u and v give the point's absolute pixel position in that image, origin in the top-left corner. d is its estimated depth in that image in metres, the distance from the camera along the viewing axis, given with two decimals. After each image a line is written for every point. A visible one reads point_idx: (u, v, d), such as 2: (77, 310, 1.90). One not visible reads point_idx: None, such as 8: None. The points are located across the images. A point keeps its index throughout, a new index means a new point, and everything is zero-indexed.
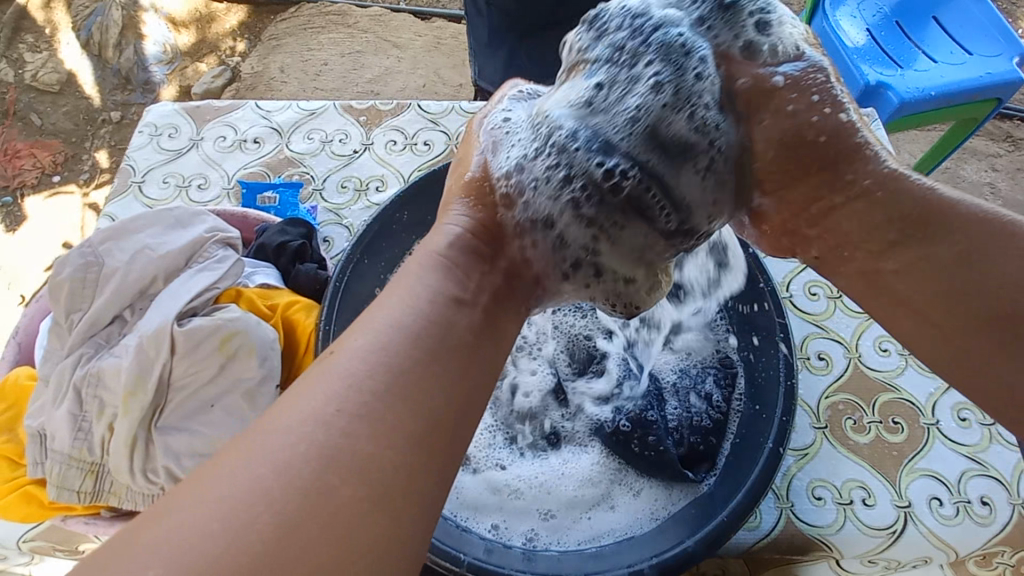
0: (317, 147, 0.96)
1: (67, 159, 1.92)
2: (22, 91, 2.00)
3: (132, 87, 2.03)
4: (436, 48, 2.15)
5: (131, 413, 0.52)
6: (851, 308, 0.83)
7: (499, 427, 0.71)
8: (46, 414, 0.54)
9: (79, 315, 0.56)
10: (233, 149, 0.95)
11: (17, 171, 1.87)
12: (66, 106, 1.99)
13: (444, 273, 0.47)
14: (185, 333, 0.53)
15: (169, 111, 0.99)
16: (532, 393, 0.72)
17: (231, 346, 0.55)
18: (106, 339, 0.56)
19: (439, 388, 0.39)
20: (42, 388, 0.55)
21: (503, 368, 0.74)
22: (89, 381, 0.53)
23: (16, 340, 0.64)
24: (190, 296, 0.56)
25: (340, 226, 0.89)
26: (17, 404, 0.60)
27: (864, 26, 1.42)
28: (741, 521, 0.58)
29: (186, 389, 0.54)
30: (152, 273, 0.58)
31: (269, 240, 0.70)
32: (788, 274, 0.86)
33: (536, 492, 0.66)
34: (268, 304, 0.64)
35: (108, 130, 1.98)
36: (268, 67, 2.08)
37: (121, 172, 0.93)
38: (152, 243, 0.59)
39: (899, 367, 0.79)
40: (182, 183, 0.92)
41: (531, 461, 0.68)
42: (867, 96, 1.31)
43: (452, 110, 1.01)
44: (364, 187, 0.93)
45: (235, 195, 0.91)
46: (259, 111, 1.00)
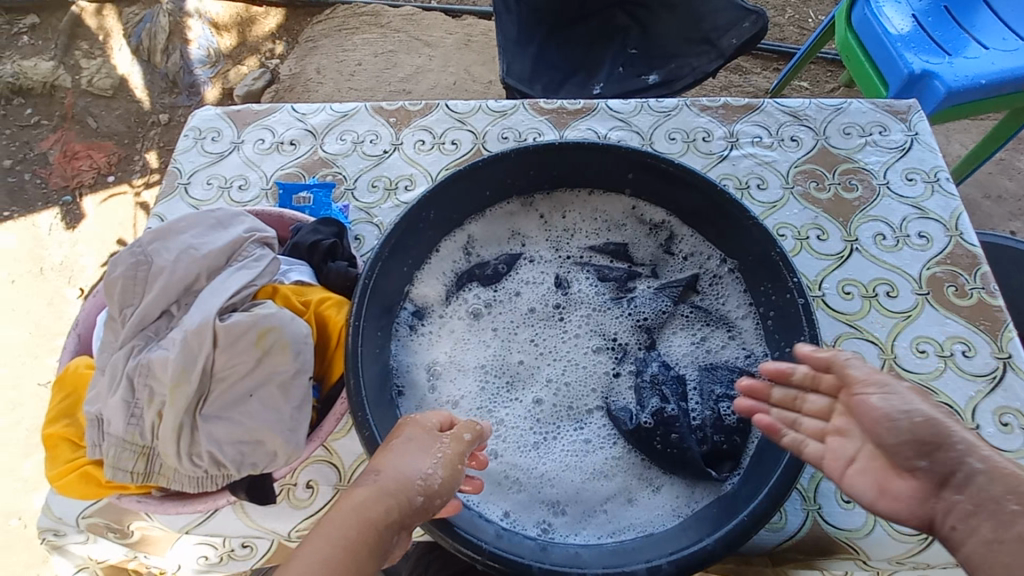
0: (350, 147, 1.00)
1: (120, 160, 2.03)
2: (78, 95, 2.11)
3: (179, 90, 2.13)
4: (467, 46, 2.17)
5: (177, 401, 0.55)
6: (887, 308, 0.81)
7: (516, 415, 0.72)
8: (102, 400, 0.58)
9: (131, 309, 0.60)
10: (271, 151, 1.00)
11: (76, 172, 2.00)
12: (119, 109, 2.11)
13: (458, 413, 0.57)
14: (226, 328, 0.57)
15: (212, 116, 1.04)
16: (549, 384, 0.74)
17: (267, 341, 0.58)
18: (155, 333, 0.59)
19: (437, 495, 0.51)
20: (99, 377, 0.59)
21: (522, 358, 0.76)
22: (141, 371, 0.57)
23: (76, 331, 0.69)
24: (230, 292, 0.60)
25: (370, 225, 0.92)
26: (77, 390, 0.65)
27: (908, 12, 1.35)
28: (762, 523, 0.55)
29: (226, 381, 0.57)
30: (196, 271, 0.61)
31: (303, 239, 0.73)
32: (820, 272, 0.84)
33: (551, 482, 0.68)
34: (301, 300, 0.67)
35: (157, 131, 2.08)
36: (305, 68, 2.14)
37: (169, 174, 0.98)
38: (195, 242, 0.62)
39: (938, 370, 0.77)
40: (225, 184, 0.96)
41: (546, 452, 0.70)
42: (911, 86, 1.25)
43: (479, 109, 1.03)
44: (394, 186, 0.96)
45: (272, 196, 0.95)
46: (295, 114, 1.04)
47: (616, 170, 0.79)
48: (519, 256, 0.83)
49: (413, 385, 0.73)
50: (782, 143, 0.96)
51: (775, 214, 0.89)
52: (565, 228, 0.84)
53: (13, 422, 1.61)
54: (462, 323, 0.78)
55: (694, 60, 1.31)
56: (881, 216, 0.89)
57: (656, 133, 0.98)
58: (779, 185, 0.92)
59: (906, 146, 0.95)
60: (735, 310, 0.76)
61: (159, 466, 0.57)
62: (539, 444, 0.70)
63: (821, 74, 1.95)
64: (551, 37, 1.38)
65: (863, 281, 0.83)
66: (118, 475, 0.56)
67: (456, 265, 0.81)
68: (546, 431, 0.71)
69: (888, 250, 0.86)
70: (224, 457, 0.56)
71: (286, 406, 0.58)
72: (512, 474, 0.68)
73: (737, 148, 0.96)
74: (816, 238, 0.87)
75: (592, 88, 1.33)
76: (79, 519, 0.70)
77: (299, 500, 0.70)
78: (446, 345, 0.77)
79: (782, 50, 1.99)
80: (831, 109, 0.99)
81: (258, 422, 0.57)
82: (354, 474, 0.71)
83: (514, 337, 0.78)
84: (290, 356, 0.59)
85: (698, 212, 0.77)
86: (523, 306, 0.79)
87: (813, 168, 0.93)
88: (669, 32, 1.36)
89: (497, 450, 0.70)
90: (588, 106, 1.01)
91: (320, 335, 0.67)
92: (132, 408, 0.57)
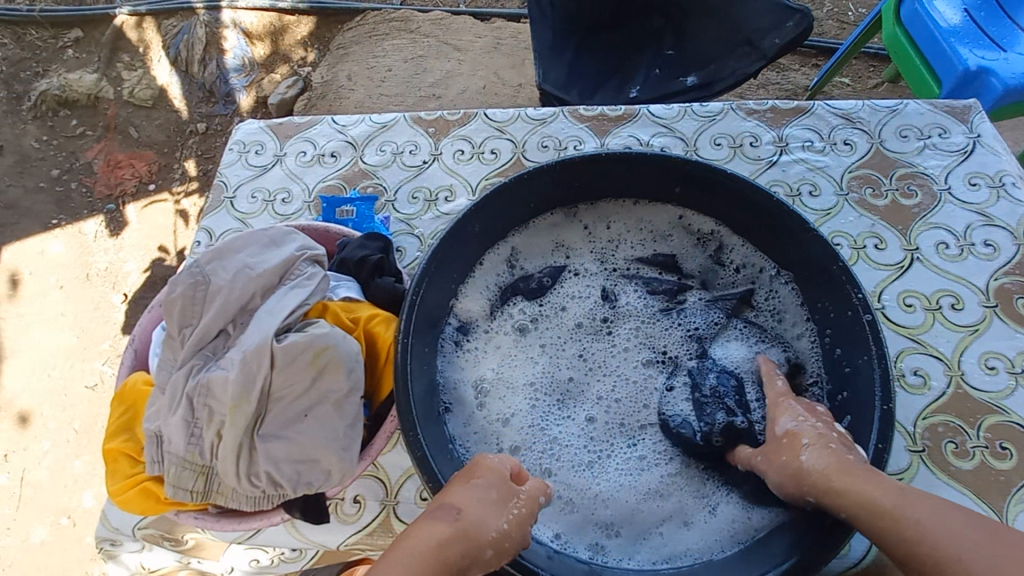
0: (389, 159, 1.00)
1: (161, 168, 2.09)
2: (121, 106, 2.18)
3: (215, 99, 2.18)
4: (495, 49, 2.16)
5: (236, 422, 0.56)
6: (953, 321, 0.77)
7: (565, 433, 0.71)
8: (163, 418, 0.59)
9: (190, 329, 0.61)
10: (313, 163, 1.01)
11: (119, 181, 2.06)
12: (159, 119, 2.17)
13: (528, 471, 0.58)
14: (283, 349, 0.57)
15: (255, 129, 1.06)
16: (599, 401, 0.73)
17: (322, 360, 0.58)
18: (212, 352, 0.60)
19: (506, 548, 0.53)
20: (159, 395, 0.60)
21: (571, 374, 0.75)
22: (200, 391, 0.58)
23: (133, 347, 0.71)
24: (285, 312, 0.60)
25: (411, 236, 0.92)
26: (136, 405, 0.67)
27: (960, 6, 1.29)
28: (834, 554, 0.53)
29: (283, 401, 0.58)
30: (251, 290, 0.62)
31: (351, 254, 0.73)
32: (878, 283, 0.81)
33: (604, 503, 0.67)
34: (351, 317, 0.68)
35: (196, 140, 2.14)
36: (336, 75, 2.17)
37: (215, 188, 1.00)
38: (250, 262, 0.63)
39: (1009, 388, 0.72)
40: (268, 197, 0.98)
41: (598, 471, 0.69)
42: (966, 83, 1.19)
43: (518, 118, 1.02)
44: (434, 197, 0.95)
45: (315, 208, 0.96)
46: (335, 126, 1.05)
47: (663, 180, 0.76)
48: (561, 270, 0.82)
49: (461, 401, 0.72)
50: (834, 147, 0.92)
51: (828, 222, 0.86)
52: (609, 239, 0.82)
53: (65, 423, 1.67)
54: (508, 339, 0.78)
55: (735, 60, 1.27)
56: (943, 223, 0.84)
57: (700, 139, 0.95)
58: (832, 192, 0.88)
59: (969, 149, 0.90)
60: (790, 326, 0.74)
61: (218, 484, 0.58)
62: (591, 462, 0.69)
63: (863, 70, 1.88)
64: (586, 40, 1.36)
65: (926, 292, 0.79)
66: (179, 493, 0.57)
67: (499, 278, 0.80)
68: (597, 449, 0.70)
69: (952, 260, 0.81)
70: (281, 477, 0.57)
71: (341, 425, 0.59)
72: (565, 495, 0.67)
73: (787, 153, 0.92)
74: (874, 247, 0.83)
75: (628, 91, 1.31)
76: (135, 529, 0.71)
77: (347, 516, 0.70)
78: (492, 361, 0.76)
79: (822, 45, 1.92)
80: (886, 111, 0.95)
81: (314, 442, 0.57)
82: (401, 489, 0.71)
83: (561, 352, 0.77)
84: (344, 375, 0.59)
85: (750, 223, 0.74)
86: (569, 320, 0.78)
87: (868, 173, 0.90)
88: (708, 31, 1.32)
89: (548, 469, 0.69)
90: (629, 112, 0.99)
91: (370, 352, 0.67)
92: (192, 428, 0.57)
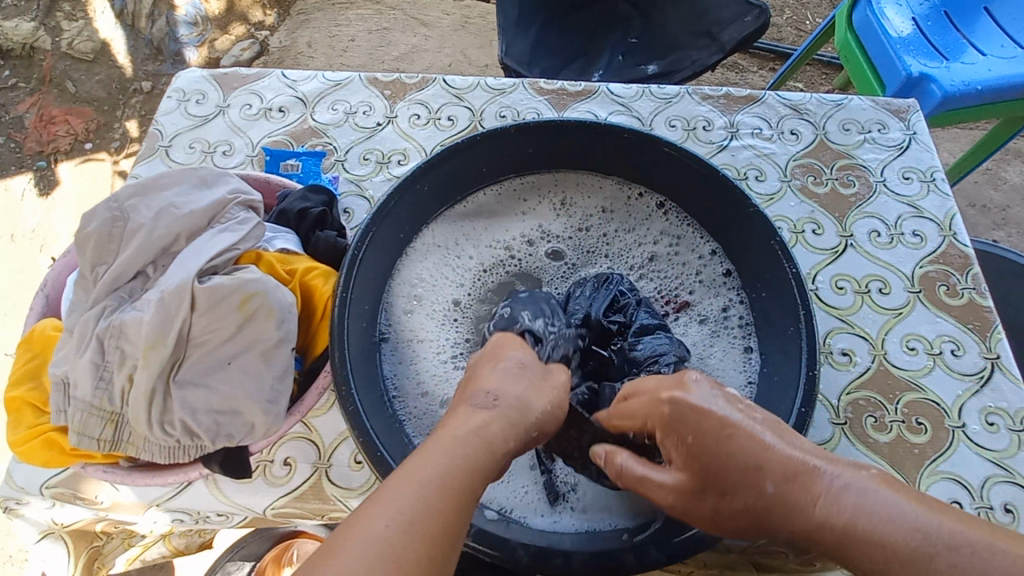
0: (341, 118, 0.96)
1: (99, 127, 1.95)
2: (57, 58, 2.02)
3: (163, 57, 2.05)
4: (464, 27, 2.13)
5: (151, 365, 0.53)
6: (881, 305, 0.81)
7: (456, 360, 0.70)
8: (70, 363, 0.55)
9: (104, 268, 0.57)
10: (259, 117, 0.96)
11: (51, 137, 1.91)
12: (99, 75, 2.02)
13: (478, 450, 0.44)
14: (206, 290, 0.54)
15: (197, 78, 1.00)
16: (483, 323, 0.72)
17: (250, 307, 0.56)
18: (129, 294, 0.57)
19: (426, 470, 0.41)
20: (67, 338, 0.56)
21: (449, 284, 0.75)
22: (112, 333, 0.54)
23: (44, 293, 0.66)
24: (213, 254, 0.57)
25: (361, 198, 0.89)
26: (44, 353, 0.62)
27: (909, 16, 1.36)
28: None
29: (205, 345, 0.55)
30: (176, 232, 0.59)
31: (291, 206, 0.70)
32: (815, 266, 0.84)
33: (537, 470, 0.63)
34: (286, 269, 0.64)
35: (139, 100, 2.00)
36: (297, 41, 2.09)
37: (149, 136, 0.93)
38: (176, 201, 0.60)
39: (926, 367, 0.77)
40: (209, 149, 0.92)
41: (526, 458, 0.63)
42: (907, 88, 1.25)
43: (477, 86, 1.00)
44: (386, 159, 0.92)
45: (259, 162, 0.91)
46: (286, 80, 1.00)
47: (622, 158, 0.77)
48: (515, 253, 0.77)
49: (411, 399, 0.67)
50: (782, 135, 0.95)
51: (772, 206, 0.88)
52: (578, 219, 0.79)
53: None
54: (439, 253, 0.76)
55: (695, 51, 1.29)
56: (877, 212, 0.89)
57: (656, 119, 0.96)
58: (777, 177, 0.91)
59: (904, 146, 0.95)
60: (719, 305, 0.73)
61: (129, 434, 0.54)
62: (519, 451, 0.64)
63: (816, 76, 1.96)
64: (550, 19, 1.35)
65: (856, 276, 0.83)
66: (83, 442, 0.53)
67: (459, 234, 0.77)
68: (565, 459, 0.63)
69: (882, 247, 0.86)
70: (198, 426, 0.54)
71: (267, 376, 0.56)
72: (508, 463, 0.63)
73: (737, 138, 0.94)
74: (812, 232, 0.86)
75: (591, 74, 1.31)
76: (42, 488, 0.67)
77: (277, 478, 0.67)
78: (431, 337, 0.71)
79: (780, 49, 1.98)
80: (832, 105, 0.99)
81: (237, 391, 0.55)
82: (335, 452, 0.68)
83: (489, 273, 0.76)
84: (273, 324, 0.56)
85: (697, 206, 0.75)
86: (500, 242, 0.78)
87: (812, 162, 0.93)
88: (668, 22, 1.34)
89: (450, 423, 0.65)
90: (588, 88, 0.99)
91: (305, 307, 0.64)
92: (102, 371, 0.54)
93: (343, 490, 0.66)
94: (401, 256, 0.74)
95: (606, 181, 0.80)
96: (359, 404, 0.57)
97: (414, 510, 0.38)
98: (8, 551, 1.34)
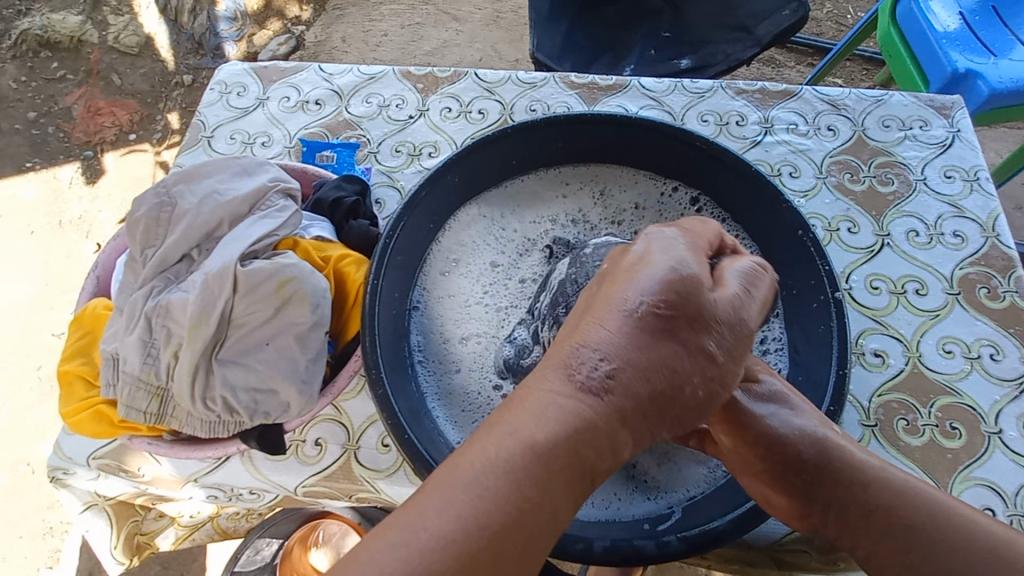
0: (375, 111, 0.98)
1: (142, 118, 2.03)
2: (104, 52, 2.11)
3: (204, 52, 2.12)
4: (496, 22, 2.14)
5: (195, 342, 0.56)
6: (917, 306, 0.79)
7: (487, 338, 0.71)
8: (119, 340, 0.58)
9: (152, 250, 0.60)
10: (296, 110, 0.98)
11: (98, 128, 2.00)
12: (143, 68, 2.10)
13: (559, 418, 0.38)
14: (247, 273, 0.56)
15: (238, 71, 1.03)
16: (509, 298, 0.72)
17: (287, 291, 0.58)
18: (175, 276, 0.60)
19: (524, 431, 0.38)
20: (117, 317, 0.59)
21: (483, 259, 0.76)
22: (159, 312, 0.57)
23: (95, 274, 0.69)
24: (253, 240, 0.60)
25: (392, 189, 0.91)
26: (93, 331, 0.65)
27: (956, 10, 1.31)
28: None
29: (245, 327, 0.57)
30: (219, 217, 0.61)
31: (326, 195, 0.73)
32: (849, 265, 0.82)
33: None
34: (321, 256, 0.67)
35: (180, 93, 2.08)
36: (331, 36, 2.14)
37: (192, 127, 0.97)
38: (220, 188, 0.63)
39: (963, 371, 0.75)
40: (248, 140, 0.95)
41: None
42: (953, 85, 1.21)
43: (508, 80, 1.01)
44: (417, 152, 0.94)
45: (296, 153, 0.94)
46: (322, 74, 1.02)
47: (659, 152, 0.76)
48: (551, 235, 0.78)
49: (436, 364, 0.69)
50: (818, 131, 0.93)
51: (807, 203, 0.87)
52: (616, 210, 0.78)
53: (27, 369, 1.62)
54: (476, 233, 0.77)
55: (730, 45, 1.27)
56: (916, 211, 0.86)
57: (688, 114, 0.96)
58: (811, 174, 0.89)
59: (947, 143, 0.92)
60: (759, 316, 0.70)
61: (173, 408, 0.57)
62: None
63: (857, 72, 1.90)
64: (583, 13, 1.34)
65: (893, 277, 0.81)
66: (131, 414, 0.56)
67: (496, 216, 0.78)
68: None
69: (921, 247, 0.83)
70: (237, 403, 0.56)
71: (301, 358, 0.58)
72: None
73: (772, 134, 0.93)
74: (847, 230, 0.85)
75: (622, 69, 1.30)
76: (90, 459, 0.70)
77: (308, 457, 0.70)
78: (465, 315, 0.73)
79: (818, 44, 1.93)
80: (871, 100, 0.96)
81: (273, 371, 0.57)
82: (363, 435, 0.71)
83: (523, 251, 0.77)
84: (308, 308, 0.58)
85: (729, 201, 0.74)
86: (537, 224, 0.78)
87: (848, 159, 0.91)
88: (702, 15, 1.32)
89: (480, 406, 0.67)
90: (619, 82, 0.99)
91: (338, 292, 0.66)
92: (149, 348, 0.57)
93: (370, 471, 0.69)
94: (436, 236, 0.75)
95: (640, 175, 0.79)
96: (388, 389, 0.59)
97: (507, 473, 0.36)
98: (52, 520, 1.42)
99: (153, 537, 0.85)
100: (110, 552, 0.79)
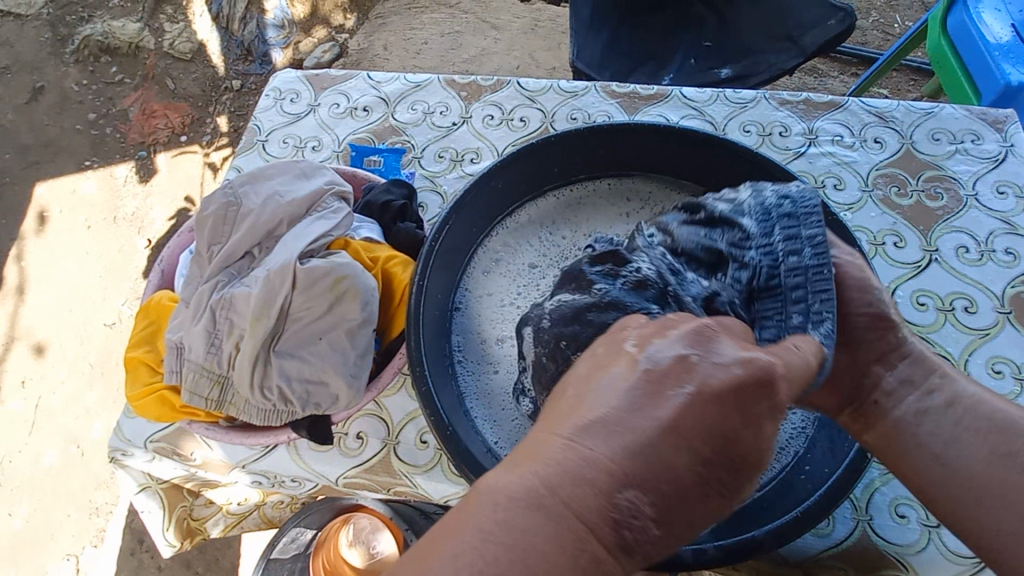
0: (420, 117, 1.02)
1: (193, 121, 2.13)
2: (160, 57, 2.22)
3: (252, 58, 2.21)
4: (533, 31, 2.17)
5: (256, 334, 0.59)
6: (965, 324, 0.77)
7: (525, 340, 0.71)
8: (185, 329, 0.62)
9: (218, 247, 0.64)
10: (345, 115, 1.03)
11: (152, 129, 2.11)
12: (196, 73, 2.20)
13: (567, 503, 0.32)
14: (305, 271, 0.60)
15: (292, 78, 1.08)
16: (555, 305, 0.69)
17: (341, 288, 0.61)
18: (238, 271, 0.64)
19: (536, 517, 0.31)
20: (183, 308, 0.63)
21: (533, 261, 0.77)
22: (223, 305, 0.61)
23: (161, 267, 0.74)
24: (311, 239, 0.63)
25: (435, 193, 0.94)
26: (158, 321, 0.69)
27: (1010, 22, 1.24)
28: (816, 521, 0.54)
29: (301, 322, 0.61)
30: (280, 217, 0.65)
31: (375, 198, 0.76)
32: (894, 280, 0.81)
33: None
34: (370, 256, 0.70)
35: (230, 97, 2.17)
36: (374, 44, 2.20)
37: (248, 131, 1.02)
38: (281, 189, 0.67)
39: (1013, 393, 0.73)
40: (300, 144, 1.00)
41: None
42: (1005, 99, 1.16)
43: (550, 89, 1.03)
44: (460, 158, 0.97)
45: (344, 158, 0.98)
46: (370, 82, 1.06)
47: (708, 167, 0.76)
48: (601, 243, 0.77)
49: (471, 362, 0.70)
50: (865, 144, 0.92)
51: (852, 215, 0.86)
52: None
53: (80, 355, 1.71)
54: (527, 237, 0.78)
55: (773, 55, 1.26)
56: (966, 227, 0.84)
57: (730, 124, 0.96)
58: (856, 187, 0.88)
59: (1000, 158, 0.90)
60: None
61: (232, 395, 0.61)
62: None
63: (904, 83, 1.86)
64: (624, 22, 1.35)
65: (940, 293, 0.79)
66: (195, 400, 0.60)
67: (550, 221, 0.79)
68: None
69: (971, 264, 0.81)
70: (292, 393, 0.59)
71: (351, 353, 0.61)
72: None
73: (816, 145, 0.92)
74: (893, 245, 0.83)
75: (661, 78, 1.31)
76: (147, 442, 0.75)
77: (350, 449, 0.72)
78: (508, 317, 0.73)
79: (863, 54, 1.89)
80: (920, 113, 0.94)
81: (326, 364, 0.60)
82: (403, 430, 0.73)
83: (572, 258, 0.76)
84: (358, 306, 0.61)
85: None
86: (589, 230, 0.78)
87: (894, 172, 0.89)
88: (745, 24, 1.31)
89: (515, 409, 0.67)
90: (660, 92, 1.00)
91: (385, 292, 0.69)
92: (213, 338, 0.61)
93: (409, 466, 0.71)
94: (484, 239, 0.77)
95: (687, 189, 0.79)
96: (431, 386, 0.61)
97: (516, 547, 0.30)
98: (98, 500, 1.50)
99: (204, 523, 0.88)
100: (162, 534, 0.83)
